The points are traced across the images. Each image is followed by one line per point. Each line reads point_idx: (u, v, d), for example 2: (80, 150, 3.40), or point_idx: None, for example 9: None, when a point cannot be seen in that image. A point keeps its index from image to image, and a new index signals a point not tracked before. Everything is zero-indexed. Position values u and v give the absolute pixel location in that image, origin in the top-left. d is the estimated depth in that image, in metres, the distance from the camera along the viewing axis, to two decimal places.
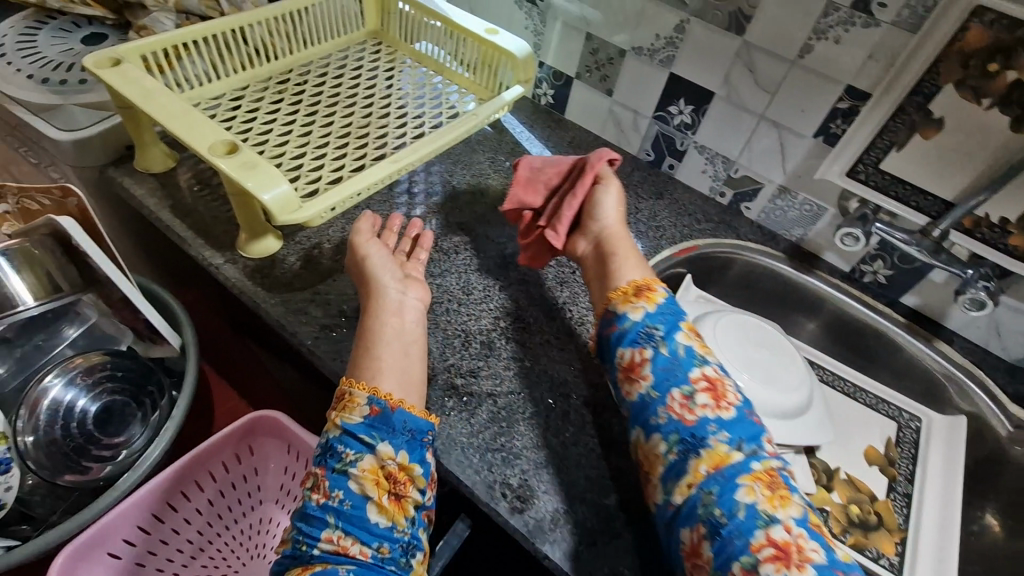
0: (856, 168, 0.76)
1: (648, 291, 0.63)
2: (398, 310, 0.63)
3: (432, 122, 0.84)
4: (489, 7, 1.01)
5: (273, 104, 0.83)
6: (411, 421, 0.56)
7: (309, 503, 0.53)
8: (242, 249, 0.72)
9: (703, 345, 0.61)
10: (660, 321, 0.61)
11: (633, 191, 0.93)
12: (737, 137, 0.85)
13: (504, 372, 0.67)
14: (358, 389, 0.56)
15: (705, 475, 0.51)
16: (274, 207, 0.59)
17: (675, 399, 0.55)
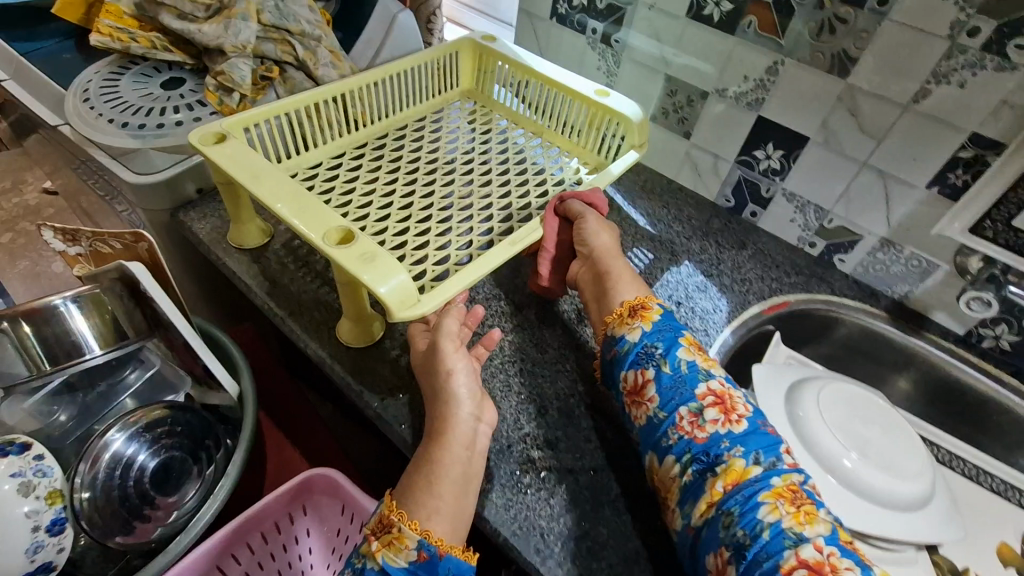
0: (981, 223, 0.68)
1: (642, 310, 0.61)
2: (469, 440, 0.52)
3: (538, 191, 0.81)
4: (559, 48, 0.99)
5: (371, 172, 0.82)
6: (456, 565, 0.48)
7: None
8: (344, 337, 0.68)
9: (707, 359, 0.58)
10: (657, 338, 0.59)
11: (714, 240, 0.87)
12: (834, 186, 0.78)
13: (585, 445, 0.62)
14: (410, 527, 0.48)
15: None
16: (393, 302, 0.53)
17: (783, 504, 0.46)
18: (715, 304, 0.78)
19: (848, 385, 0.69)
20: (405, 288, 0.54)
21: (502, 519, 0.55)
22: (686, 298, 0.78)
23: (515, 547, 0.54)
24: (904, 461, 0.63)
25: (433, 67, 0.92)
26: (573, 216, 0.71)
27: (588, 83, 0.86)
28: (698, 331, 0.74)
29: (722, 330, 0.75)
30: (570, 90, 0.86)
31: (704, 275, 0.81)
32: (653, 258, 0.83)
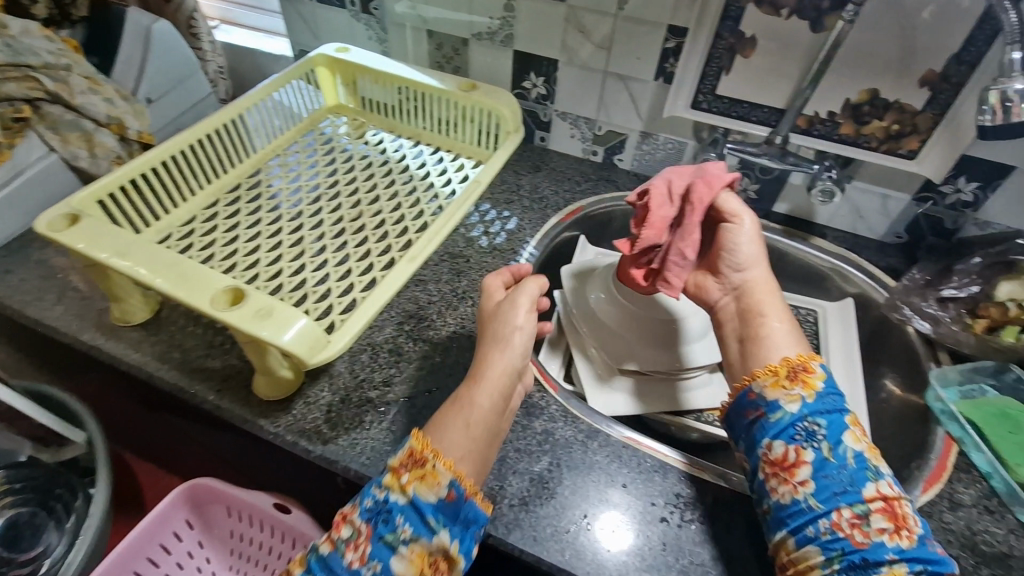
0: (697, 99, 0.81)
1: (803, 373, 0.57)
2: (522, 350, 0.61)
3: (427, 198, 0.81)
4: (332, 29, 1.02)
5: (251, 215, 0.80)
6: (474, 510, 0.52)
7: (336, 558, 0.50)
8: (260, 393, 0.64)
9: (872, 450, 0.54)
10: (823, 414, 0.55)
11: (513, 170, 0.96)
12: (591, 97, 0.89)
13: (417, 373, 0.67)
14: (443, 465, 0.52)
15: (808, 483, 0.52)
16: (300, 351, 0.53)
17: (796, 389, 0.57)
18: (518, 225, 0.87)
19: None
20: (307, 331, 0.54)
21: (350, 457, 0.59)
22: (491, 226, 0.86)
23: (367, 475, 0.59)
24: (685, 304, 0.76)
25: (293, 91, 0.91)
26: (697, 208, 0.64)
27: (451, 79, 0.87)
28: (507, 252, 0.83)
29: (527, 244, 0.84)
30: (433, 89, 0.87)
31: (507, 203, 0.90)
32: (521, 219, 0.88)
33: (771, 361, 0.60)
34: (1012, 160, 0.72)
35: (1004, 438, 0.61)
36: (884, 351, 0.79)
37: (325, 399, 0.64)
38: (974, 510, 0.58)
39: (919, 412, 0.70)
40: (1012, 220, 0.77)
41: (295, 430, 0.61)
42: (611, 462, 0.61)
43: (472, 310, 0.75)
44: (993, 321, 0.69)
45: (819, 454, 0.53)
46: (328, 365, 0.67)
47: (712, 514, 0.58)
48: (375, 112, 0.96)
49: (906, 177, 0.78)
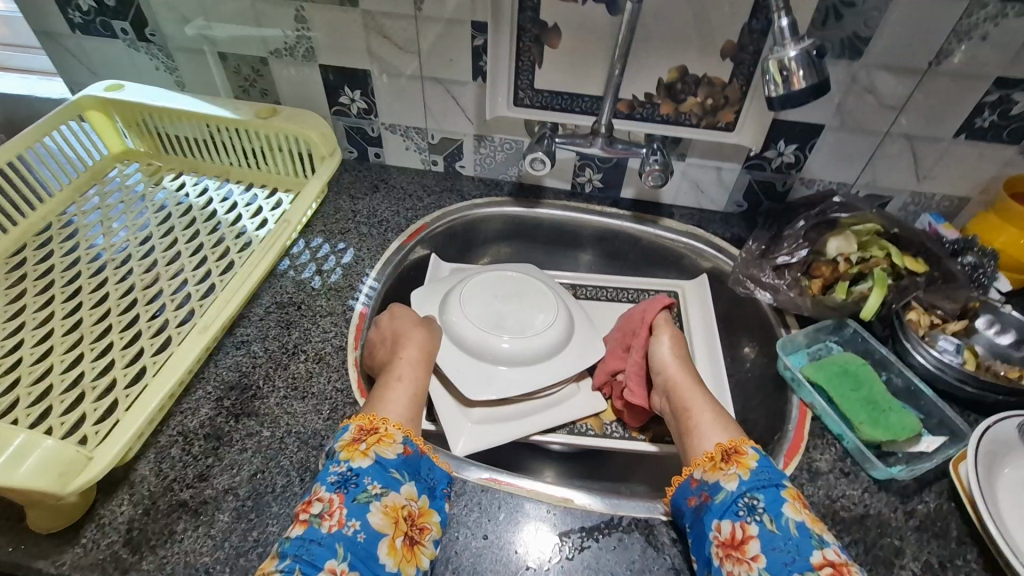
0: (518, 96, 0.77)
1: (736, 455, 0.54)
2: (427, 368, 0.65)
3: (237, 245, 0.71)
4: (108, 62, 0.88)
5: (13, 300, 0.64)
6: (435, 473, 0.55)
7: (313, 531, 0.47)
8: (39, 528, 0.51)
9: (814, 519, 0.50)
10: (759, 488, 0.51)
11: (347, 195, 0.87)
12: (415, 105, 0.83)
13: (241, 457, 0.57)
14: (394, 426, 0.56)
15: (760, 557, 0.47)
16: (45, 484, 0.43)
17: (731, 468, 0.53)
18: (355, 256, 0.78)
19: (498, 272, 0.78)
20: (54, 458, 0.44)
21: None
22: (324, 263, 0.77)
23: None
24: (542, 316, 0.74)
25: (57, 141, 0.76)
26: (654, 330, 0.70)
27: (246, 106, 0.78)
28: (343, 290, 0.74)
29: (367, 277, 0.76)
30: (226, 121, 0.77)
31: (342, 233, 0.81)
32: (359, 249, 0.79)
33: (705, 450, 0.57)
34: (819, 120, 0.73)
35: (846, 395, 0.62)
36: (742, 323, 0.79)
37: (125, 515, 0.53)
38: (831, 476, 0.58)
39: (776, 381, 0.70)
40: (831, 175, 0.80)
41: (85, 564, 0.50)
42: (471, 511, 0.55)
43: (304, 367, 0.65)
44: (826, 279, 0.70)
45: (763, 527, 0.49)
46: (128, 472, 0.56)
47: (584, 545, 0.53)
48: (172, 152, 0.84)
49: (733, 147, 0.78)
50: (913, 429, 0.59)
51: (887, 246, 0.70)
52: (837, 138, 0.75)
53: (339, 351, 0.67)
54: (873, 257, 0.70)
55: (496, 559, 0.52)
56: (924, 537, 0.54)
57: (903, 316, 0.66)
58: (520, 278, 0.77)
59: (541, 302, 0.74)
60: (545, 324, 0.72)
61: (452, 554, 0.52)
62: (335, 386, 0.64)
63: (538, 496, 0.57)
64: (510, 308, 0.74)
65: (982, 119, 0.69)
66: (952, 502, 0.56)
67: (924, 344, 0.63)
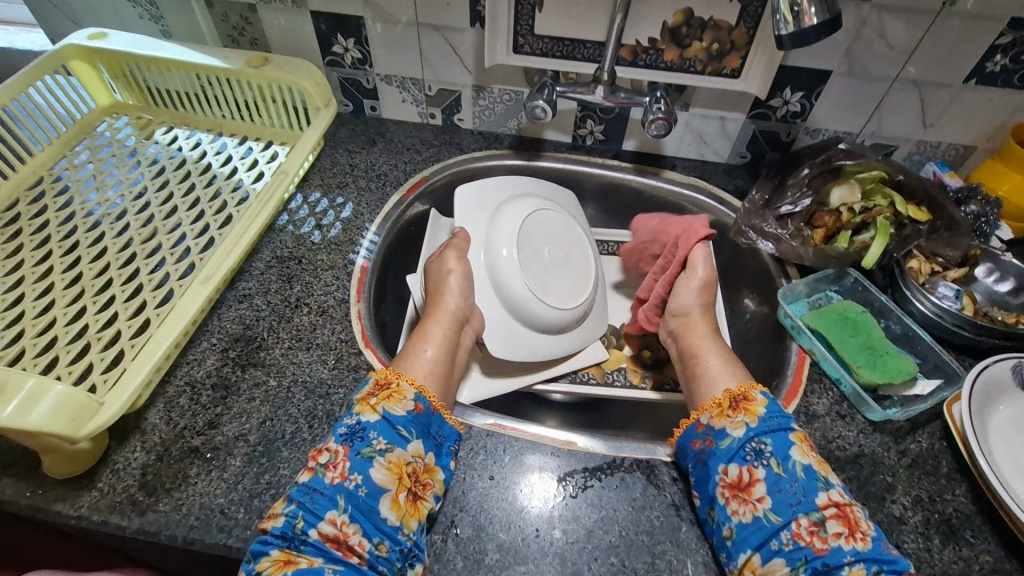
0: (517, 42, 0.75)
1: (744, 402, 0.55)
2: (455, 325, 0.63)
3: (235, 198, 0.70)
4: (91, 10, 0.84)
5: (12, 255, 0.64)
6: (443, 427, 0.55)
7: (318, 480, 0.48)
8: (54, 473, 0.52)
9: (819, 461, 0.51)
10: (767, 432, 0.52)
11: (344, 149, 0.85)
12: (411, 55, 0.80)
13: (249, 406, 0.58)
14: (407, 382, 0.55)
15: (766, 499, 0.49)
16: (59, 428, 0.44)
17: (739, 416, 0.54)
18: (354, 211, 0.77)
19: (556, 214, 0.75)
20: (66, 403, 0.45)
21: (175, 522, 0.51)
22: (324, 218, 0.76)
23: (198, 539, 0.50)
24: (563, 286, 0.72)
25: (42, 92, 0.74)
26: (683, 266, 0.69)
27: (237, 54, 0.75)
28: (344, 244, 0.73)
29: (368, 231, 0.75)
30: (217, 70, 0.74)
31: (341, 188, 0.80)
32: (358, 203, 0.78)
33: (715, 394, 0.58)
34: (826, 66, 0.72)
35: (844, 341, 0.63)
36: (742, 275, 0.80)
37: (139, 461, 0.54)
38: (828, 419, 0.60)
39: (775, 329, 0.71)
40: (837, 124, 0.79)
41: (103, 506, 0.51)
42: (477, 454, 0.56)
43: (308, 319, 0.66)
44: (828, 229, 0.71)
45: (770, 470, 0.50)
46: (138, 420, 0.57)
47: (587, 484, 0.55)
48: (163, 105, 0.82)
49: (738, 95, 0.77)
50: (910, 373, 0.60)
51: (890, 194, 0.69)
52: (844, 85, 0.74)
53: (341, 304, 0.67)
54: (876, 206, 0.70)
55: (502, 499, 0.53)
56: (916, 474, 0.56)
57: (905, 265, 0.67)
58: (571, 238, 0.75)
59: (579, 274, 0.74)
60: (564, 299, 0.71)
61: (460, 493, 0.54)
62: (339, 337, 0.64)
63: (541, 440, 0.58)
64: (550, 256, 0.72)
65: (993, 63, 0.68)
66: (945, 441, 0.58)
67: (924, 292, 0.64)
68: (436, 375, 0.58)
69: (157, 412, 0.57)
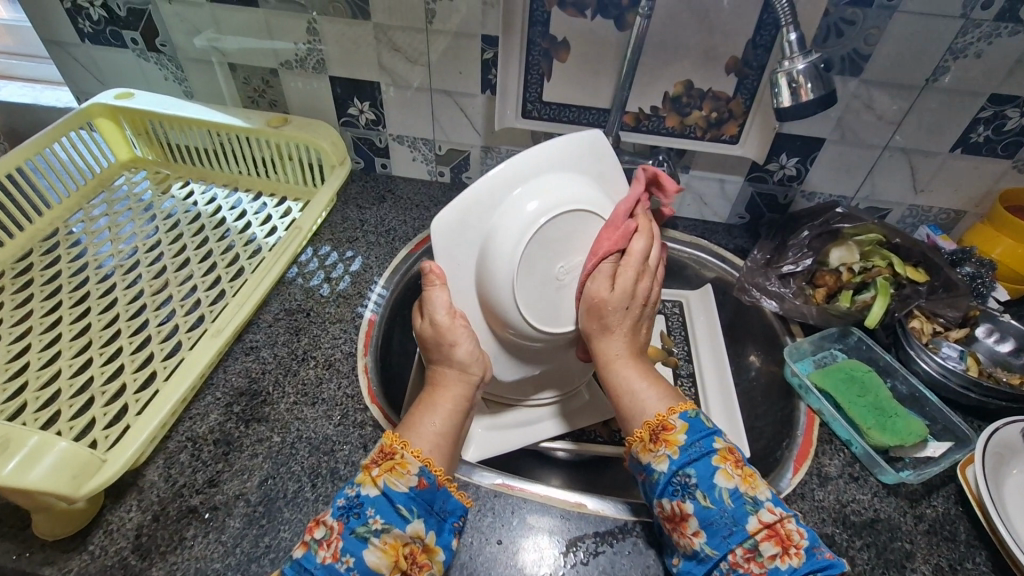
0: (526, 108, 0.78)
1: (663, 432, 0.48)
2: (468, 394, 0.56)
3: (247, 252, 0.72)
4: (117, 71, 0.88)
5: (20, 306, 0.64)
6: (449, 501, 0.50)
7: (309, 559, 0.44)
8: (44, 535, 0.50)
9: (747, 477, 0.46)
10: (690, 462, 0.46)
11: (354, 204, 0.87)
12: (423, 117, 0.84)
13: (252, 463, 0.57)
14: (412, 454, 0.49)
15: (700, 533, 0.45)
16: (59, 486, 0.43)
17: (661, 449, 0.48)
18: (363, 264, 0.78)
19: (572, 217, 0.56)
20: (69, 460, 0.44)
21: None
22: (333, 271, 0.77)
23: None
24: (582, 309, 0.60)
25: (66, 147, 0.76)
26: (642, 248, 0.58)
27: (258, 115, 0.79)
28: (352, 297, 0.74)
29: (376, 285, 0.76)
30: (238, 130, 0.77)
31: (350, 242, 0.81)
32: (367, 257, 0.79)
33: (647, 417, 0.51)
34: (819, 134, 0.75)
35: (853, 401, 0.63)
36: (746, 332, 0.80)
37: (134, 521, 0.52)
38: (841, 481, 0.59)
39: (782, 388, 0.71)
40: (831, 188, 0.82)
41: (92, 571, 0.49)
42: (485, 515, 0.55)
43: (314, 373, 0.65)
44: (830, 288, 0.73)
45: (699, 504, 0.45)
46: (136, 477, 0.55)
47: (598, 549, 0.53)
48: (182, 160, 0.85)
49: (736, 160, 0.80)
50: (920, 435, 0.60)
51: (888, 255, 0.72)
52: (837, 152, 0.77)
53: (348, 358, 0.67)
54: (875, 266, 0.72)
55: (509, 565, 0.51)
56: (934, 541, 0.55)
57: (906, 324, 0.68)
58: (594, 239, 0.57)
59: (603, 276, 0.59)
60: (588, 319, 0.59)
61: (468, 557, 0.52)
62: (345, 392, 0.64)
63: (552, 502, 0.56)
64: (559, 275, 0.57)
65: (977, 134, 0.72)
66: (961, 505, 0.57)
67: (928, 351, 0.65)
68: (444, 447, 0.52)
69: (156, 469, 0.56)
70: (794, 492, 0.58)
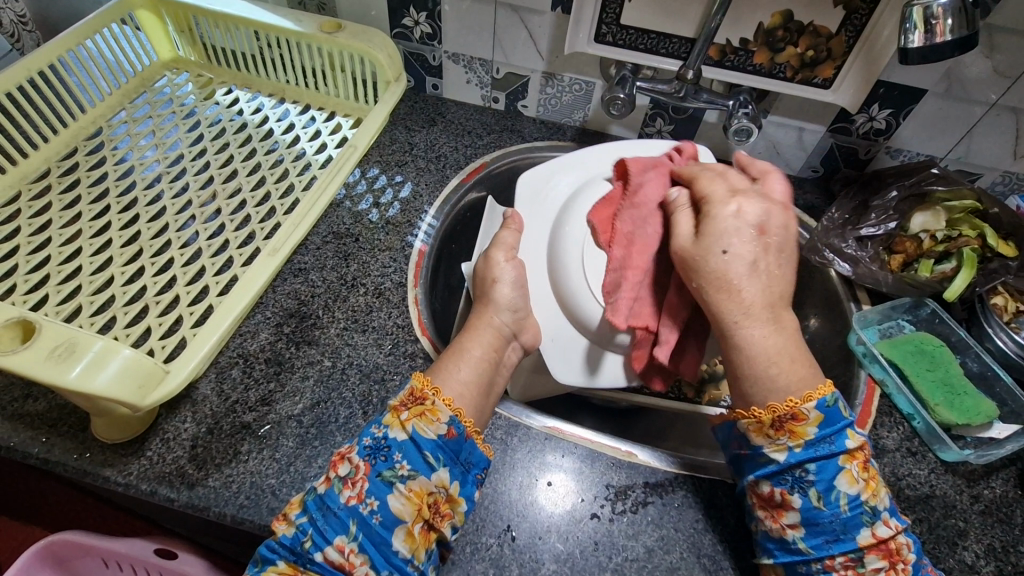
0: (600, 31, 0.71)
1: (790, 422, 0.45)
2: (498, 344, 0.55)
3: (296, 167, 0.69)
4: None
5: (66, 208, 0.63)
6: (477, 453, 0.49)
7: (332, 496, 0.44)
8: (102, 436, 0.51)
9: (873, 484, 0.45)
10: (813, 458, 0.44)
11: (404, 125, 0.82)
12: (483, 34, 0.77)
13: (302, 385, 0.56)
14: (443, 402, 0.48)
15: (797, 528, 0.45)
16: (125, 394, 0.43)
17: (781, 438, 0.46)
18: (413, 191, 0.74)
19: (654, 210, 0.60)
20: (133, 369, 0.44)
21: (224, 499, 0.49)
22: (382, 196, 0.73)
23: (249, 519, 0.49)
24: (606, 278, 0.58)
25: (107, 40, 0.72)
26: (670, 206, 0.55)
27: (309, 18, 0.72)
28: (402, 225, 0.71)
29: (425, 213, 0.72)
30: (287, 33, 0.71)
31: (400, 165, 0.77)
32: (417, 183, 0.75)
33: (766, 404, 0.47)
34: (922, 83, 0.67)
35: (921, 375, 0.60)
36: (806, 294, 0.77)
37: (189, 432, 0.53)
38: (898, 454, 0.57)
39: (842, 354, 0.68)
40: (920, 146, 0.74)
41: (152, 476, 0.50)
42: (535, 459, 0.54)
43: (365, 300, 0.63)
44: (908, 255, 0.68)
45: (808, 501, 0.44)
46: (190, 390, 0.55)
47: (646, 500, 0.52)
48: (227, 64, 0.80)
49: (823, 107, 0.74)
50: (988, 415, 0.58)
51: (980, 225, 0.66)
52: (937, 107, 0.69)
53: (398, 288, 0.65)
54: (962, 236, 0.66)
55: (557, 511, 0.51)
56: (989, 521, 0.53)
57: (988, 300, 0.64)
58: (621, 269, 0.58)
59: None
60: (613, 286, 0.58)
61: (520, 498, 0.52)
62: (396, 322, 0.62)
63: (601, 449, 0.55)
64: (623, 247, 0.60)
65: None
66: (1020, 489, 0.55)
67: (1007, 329, 0.62)
68: (473, 396, 0.51)
69: (209, 389, 0.55)
70: None
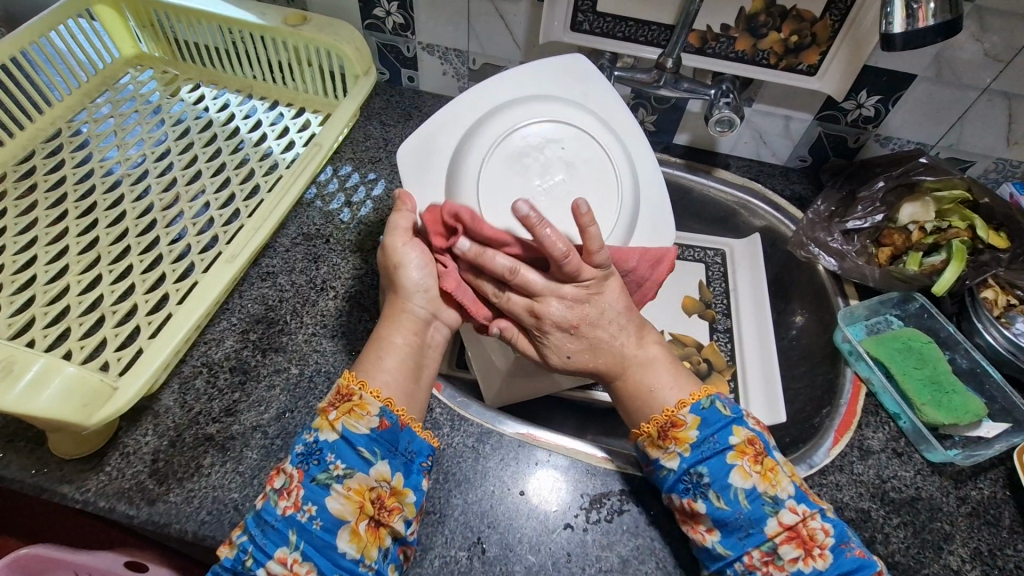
0: (576, 19, 0.68)
1: (672, 429, 0.47)
2: (419, 328, 0.51)
3: (263, 167, 0.66)
4: None
5: (23, 215, 0.61)
6: (416, 441, 0.47)
7: (269, 510, 0.43)
8: (59, 452, 0.50)
9: (769, 474, 0.45)
10: (702, 460, 0.46)
11: (378, 120, 0.79)
12: (457, 23, 0.74)
13: (268, 395, 0.55)
14: (371, 394, 0.46)
15: (713, 531, 0.45)
16: (67, 414, 0.42)
17: (670, 446, 0.47)
18: (386, 188, 0.72)
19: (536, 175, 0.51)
20: (77, 387, 0.43)
21: (185, 515, 0.48)
22: (354, 194, 0.71)
23: (210, 535, 0.48)
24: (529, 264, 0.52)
25: (65, 38, 0.69)
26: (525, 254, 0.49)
27: (273, 10, 0.70)
28: (374, 225, 0.68)
29: None
30: (250, 27, 0.69)
31: (372, 162, 0.74)
32: (389, 180, 0.73)
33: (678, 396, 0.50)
34: (910, 69, 0.65)
35: (908, 373, 0.59)
36: (792, 289, 0.75)
37: (150, 446, 0.51)
38: (883, 456, 0.55)
39: (829, 351, 0.66)
40: (910, 134, 0.72)
41: (110, 492, 0.49)
42: (508, 467, 0.53)
43: (334, 304, 0.61)
44: (896, 248, 0.66)
45: (712, 504, 0.45)
46: (151, 401, 0.53)
47: (622, 508, 0.51)
48: (193, 60, 0.77)
49: (809, 94, 0.71)
50: (977, 414, 0.56)
51: (970, 216, 0.64)
52: (927, 92, 0.66)
53: (368, 290, 0.63)
54: (951, 227, 0.65)
55: (527, 518, 0.50)
56: (976, 524, 0.52)
57: (978, 293, 0.62)
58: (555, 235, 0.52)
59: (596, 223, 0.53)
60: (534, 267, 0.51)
61: (491, 507, 0.50)
62: (366, 327, 0.60)
63: (577, 455, 0.54)
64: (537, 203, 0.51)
65: None
66: (1008, 490, 0.54)
67: (997, 324, 0.60)
68: (407, 384, 0.49)
69: (171, 400, 0.54)
70: (831, 464, 0.55)
